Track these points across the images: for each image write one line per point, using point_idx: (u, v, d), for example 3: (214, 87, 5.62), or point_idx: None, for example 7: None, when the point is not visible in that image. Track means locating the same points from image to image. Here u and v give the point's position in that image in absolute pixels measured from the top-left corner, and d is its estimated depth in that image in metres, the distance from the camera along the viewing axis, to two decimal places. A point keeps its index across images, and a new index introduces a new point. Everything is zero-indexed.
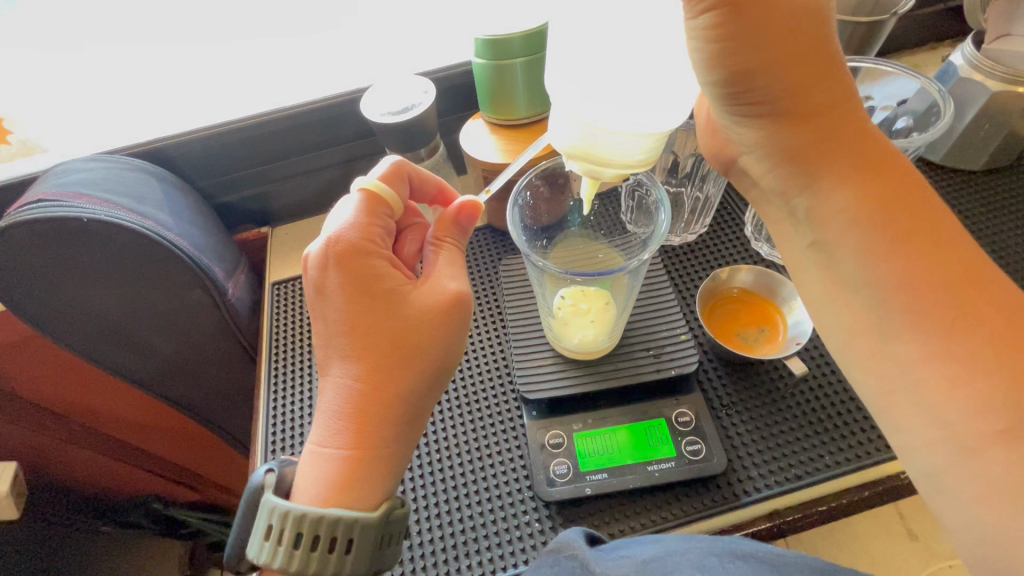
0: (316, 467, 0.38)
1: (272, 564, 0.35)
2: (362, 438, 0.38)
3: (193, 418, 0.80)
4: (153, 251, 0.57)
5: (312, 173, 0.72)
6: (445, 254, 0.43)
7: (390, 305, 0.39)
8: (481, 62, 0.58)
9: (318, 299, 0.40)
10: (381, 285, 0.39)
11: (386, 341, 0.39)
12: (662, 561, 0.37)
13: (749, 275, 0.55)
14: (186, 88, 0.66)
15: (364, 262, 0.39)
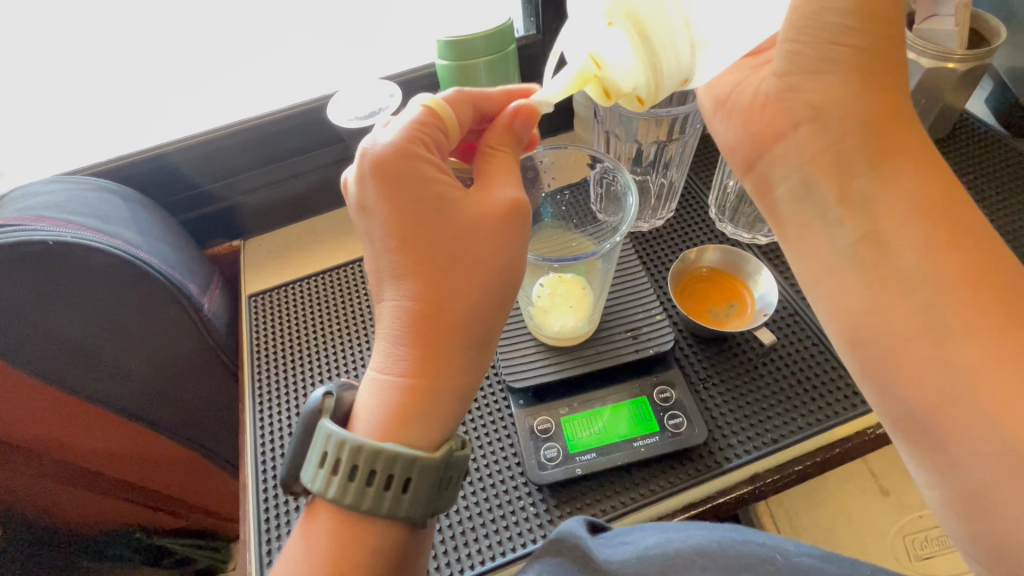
0: (379, 396, 0.37)
1: (327, 493, 0.35)
2: (423, 370, 0.37)
3: (175, 440, 0.78)
4: (125, 270, 0.57)
5: (281, 183, 0.71)
6: (499, 161, 0.41)
7: (441, 215, 0.38)
8: (443, 62, 0.59)
9: (363, 217, 0.39)
10: (428, 196, 0.38)
11: (439, 260, 0.37)
12: (663, 546, 0.39)
13: (715, 255, 0.57)
14: (143, 103, 0.65)
15: (412, 169, 0.37)
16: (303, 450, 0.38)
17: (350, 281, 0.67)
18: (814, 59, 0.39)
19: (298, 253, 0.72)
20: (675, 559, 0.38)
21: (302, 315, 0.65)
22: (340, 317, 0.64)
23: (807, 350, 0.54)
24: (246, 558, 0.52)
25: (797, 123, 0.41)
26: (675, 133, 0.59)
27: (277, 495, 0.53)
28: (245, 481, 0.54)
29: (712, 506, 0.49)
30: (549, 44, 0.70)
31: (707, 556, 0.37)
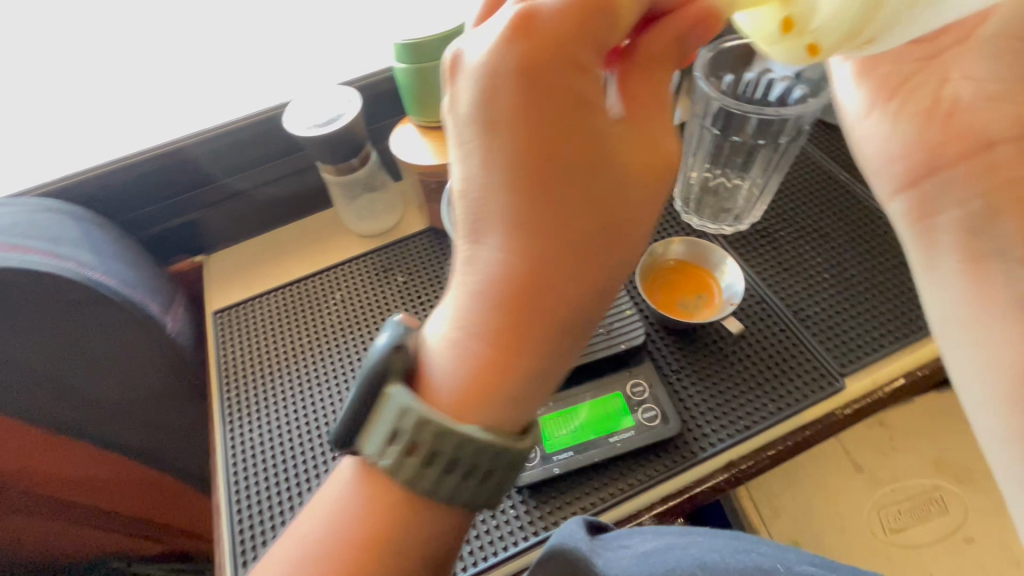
0: (455, 355, 0.32)
1: (381, 463, 0.32)
2: (513, 347, 0.32)
3: (146, 463, 0.76)
4: (79, 293, 0.54)
5: (242, 194, 0.69)
6: (648, 84, 0.33)
7: (583, 145, 0.31)
8: (402, 66, 0.59)
9: (473, 123, 0.31)
10: (575, 112, 0.30)
11: (548, 220, 0.31)
12: (663, 554, 0.41)
13: (681, 246, 0.58)
14: (92, 117, 0.62)
15: (581, 77, 0.30)
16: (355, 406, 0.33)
17: (319, 292, 0.66)
18: None
19: (264, 265, 0.70)
20: (677, 565, 0.40)
21: (271, 329, 0.64)
22: (310, 329, 0.63)
23: (775, 336, 0.55)
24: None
25: (997, 143, 0.41)
26: None
27: (253, 512, 0.52)
28: (218, 503, 0.53)
29: (688, 495, 0.50)
30: None
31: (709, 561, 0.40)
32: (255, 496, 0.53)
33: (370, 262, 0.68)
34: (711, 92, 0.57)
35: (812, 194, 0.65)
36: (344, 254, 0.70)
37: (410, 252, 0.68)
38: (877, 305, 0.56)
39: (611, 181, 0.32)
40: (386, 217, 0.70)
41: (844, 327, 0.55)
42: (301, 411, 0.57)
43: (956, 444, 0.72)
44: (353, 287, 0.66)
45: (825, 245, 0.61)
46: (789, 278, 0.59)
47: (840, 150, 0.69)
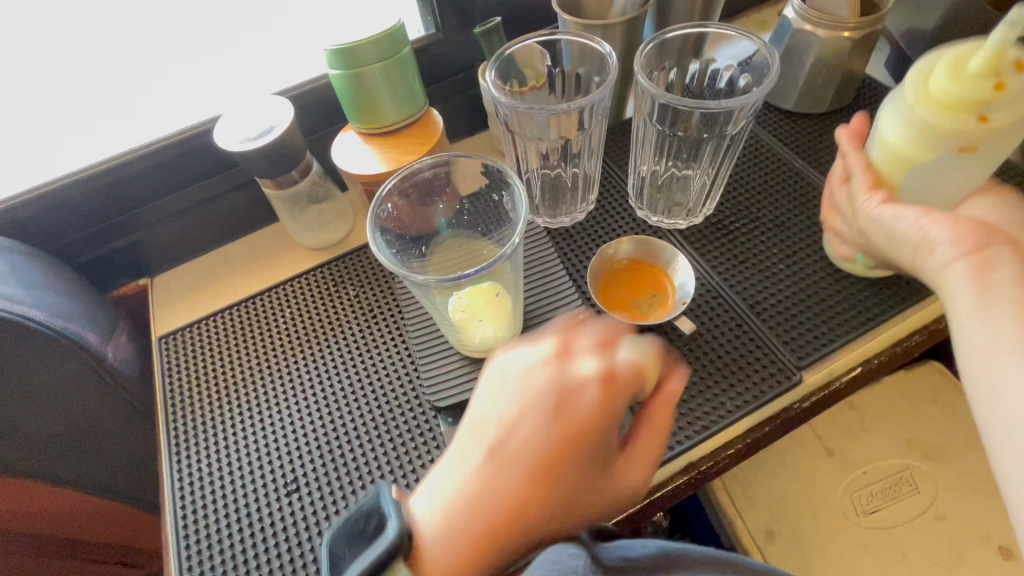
0: (461, 497, 0.39)
1: None
2: (496, 542, 0.38)
3: (106, 494, 0.74)
4: (6, 330, 0.52)
5: (184, 213, 0.66)
6: (645, 439, 0.43)
7: (601, 470, 0.41)
8: (335, 72, 0.56)
9: (501, 446, 0.41)
10: (574, 434, 0.40)
11: (553, 479, 0.39)
12: None
13: (629, 245, 0.58)
14: (19, 144, 0.60)
15: (570, 416, 0.40)
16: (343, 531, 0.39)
17: (269, 310, 0.64)
18: None
19: (211, 285, 0.68)
20: None
21: (219, 352, 0.61)
22: (259, 350, 0.61)
23: (731, 330, 0.54)
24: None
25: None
26: (583, 124, 0.58)
27: (200, 547, 0.49)
28: (166, 540, 0.51)
29: (649, 501, 0.49)
30: (451, 41, 0.67)
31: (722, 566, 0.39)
32: (203, 530, 0.50)
33: (320, 276, 0.66)
34: (650, 87, 0.52)
35: (767, 184, 0.64)
36: (294, 269, 0.68)
37: (362, 263, 0.66)
38: (833, 294, 0.56)
39: (597, 459, 0.41)
40: (335, 228, 0.67)
41: (801, 318, 0.54)
42: (250, 437, 0.55)
43: (926, 422, 0.72)
44: (303, 302, 0.64)
45: (781, 235, 0.60)
46: (744, 270, 0.58)
47: (793, 136, 0.68)
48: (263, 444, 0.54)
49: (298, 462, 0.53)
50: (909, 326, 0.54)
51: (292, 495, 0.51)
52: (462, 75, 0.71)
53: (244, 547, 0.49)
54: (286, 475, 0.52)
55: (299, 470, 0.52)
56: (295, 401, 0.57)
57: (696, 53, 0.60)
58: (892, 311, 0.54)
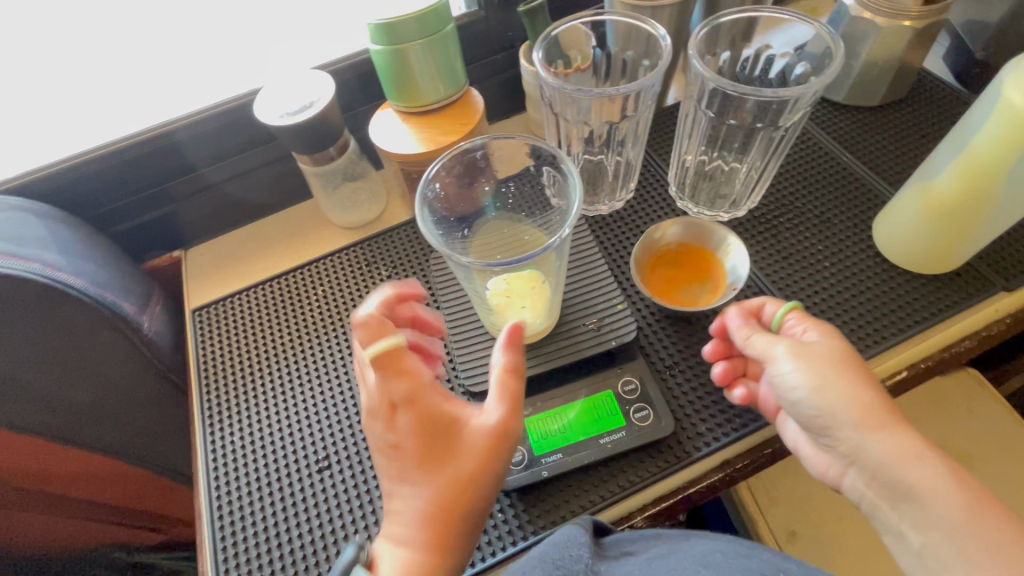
0: (406, 534, 0.41)
1: None
2: (444, 536, 0.41)
3: (131, 461, 0.75)
4: (46, 295, 0.52)
5: (216, 187, 0.66)
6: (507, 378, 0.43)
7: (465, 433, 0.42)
8: (377, 48, 0.55)
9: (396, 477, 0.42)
10: (444, 424, 0.42)
11: (459, 459, 0.41)
12: (663, 557, 0.41)
13: (678, 228, 0.56)
14: (59, 113, 0.60)
15: (442, 413, 0.42)
16: None
17: (301, 288, 0.64)
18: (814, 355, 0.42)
19: (243, 260, 0.68)
20: (677, 566, 0.40)
21: (251, 327, 0.61)
22: (291, 328, 0.61)
23: None
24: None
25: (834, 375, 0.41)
26: (628, 110, 0.56)
27: (234, 520, 0.50)
28: (199, 511, 0.52)
29: (683, 496, 0.48)
30: (492, 20, 0.66)
31: (710, 562, 0.40)
32: (237, 502, 0.51)
33: (353, 256, 0.65)
34: (704, 71, 0.51)
35: (814, 178, 0.62)
36: (325, 247, 0.68)
37: (395, 244, 0.66)
38: (881, 294, 0.54)
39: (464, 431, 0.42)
40: (368, 208, 0.67)
41: (848, 317, 0.53)
42: (283, 413, 0.55)
43: (960, 429, 0.70)
44: (336, 282, 0.64)
45: (828, 232, 0.58)
46: (788, 266, 0.56)
47: (843, 129, 0.66)
48: (296, 422, 0.55)
49: (331, 441, 0.53)
50: (957, 331, 0.53)
51: (323, 473, 0.51)
52: (500, 56, 0.70)
53: (276, 523, 0.49)
54: (320, 453, 0.52)
55: (333, 449, 0.53)
56: (328, 380, 0.57)
57: (748, 38, 0.58)
58: (939, 316, 0.52)
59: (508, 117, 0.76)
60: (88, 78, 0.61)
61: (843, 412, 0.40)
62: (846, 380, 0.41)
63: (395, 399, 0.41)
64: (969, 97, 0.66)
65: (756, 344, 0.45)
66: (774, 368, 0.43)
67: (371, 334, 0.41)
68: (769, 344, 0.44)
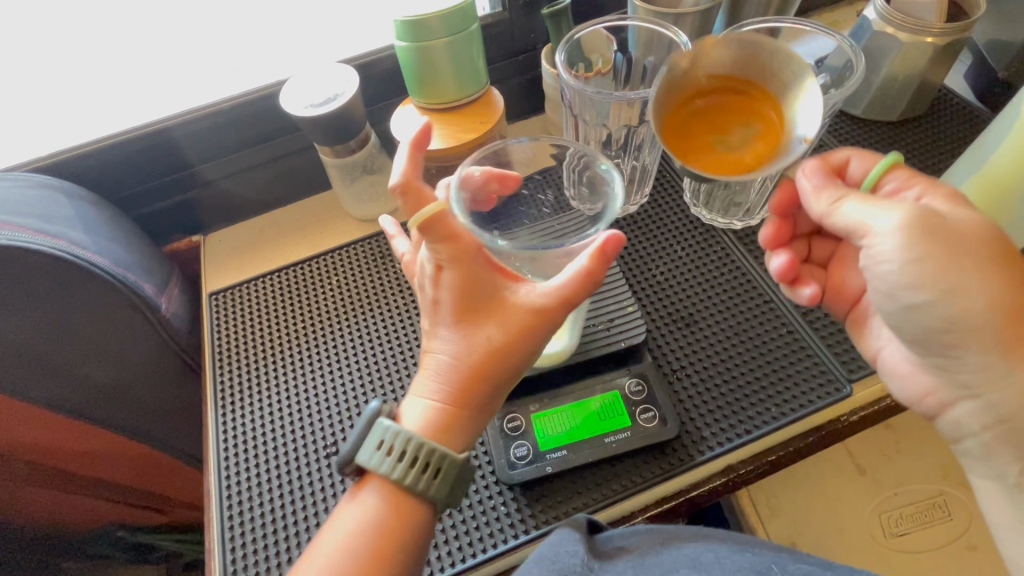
0: (433, 387, 0.43)
1: (379, 470, 0.41)
2: (468, 399, 0.42)
3: (139, 441, 0.76)
4: (72, 271, 0.54)
5: (237, 175, 0.67)
6: (576, 281, 0.41)
7: (506, 306, 0.42)
8: (402, 44, 0.56)
9: (433, 323, 0.43)
10: (492, 288, 0.42)
11: (495, 328, 0.41)
12: (658, 554, 0.44)
13: (722, 54, 0.46)
14: (92, 97, 0.62)
15: (490, 278, 0.42)
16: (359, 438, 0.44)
17: (316, 277, 0.65)
18: (942, 244, 0.37)
19: (260, 247, 0.69)
20: (674, 566, 0.42)
21: (266, 312, 0.63)
22: (305, 314, 0.62)
23: (781, 336, 0.53)
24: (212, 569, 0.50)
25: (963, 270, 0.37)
26: (647, 115, 0.57)
27: (241, 502, 0.51)
28: (208, 490, 0.53)
29: (684, 498, 0.49)
30: (515, 22, 0.67)
31: (705, 564, 0.42)
32: (245, 486, 0.52)
33: (367, 247, 0.66)
34: None
35: None
36: (341, 238, 0.69)
37: None
38: None
39: (505, 298, 0.42)
40: (385, 201, 0.68)
41: None
42: (293, 400, 0.56)
43: None
44: (351, 272, 0.65)
45: None
46: None
47: (860, 143, 0.66)
48: (307, 406, 0.56)
49: (339, 428, 0.54)
50: None
51: (331, 457, 0.52)
52: (522, 57, 0.71)
53: (283, 503, 0.51)
54: (328, 440, 0.53)
55: (340, 437, 0.53)
56: (338, 368, 0.58)
57: None
58: None
59: (526, 118, 0.77)
60: (119, 63, 0.63)
61: (973, 324, 0.37)
62: (973, 273, 0.37)
63: (440, 258, 0.41)
64: (990, 115, 0.66)
65: (848, 214, 0.41)
66: (871, 244, 0.39)
67: (415, 203, 0.41)
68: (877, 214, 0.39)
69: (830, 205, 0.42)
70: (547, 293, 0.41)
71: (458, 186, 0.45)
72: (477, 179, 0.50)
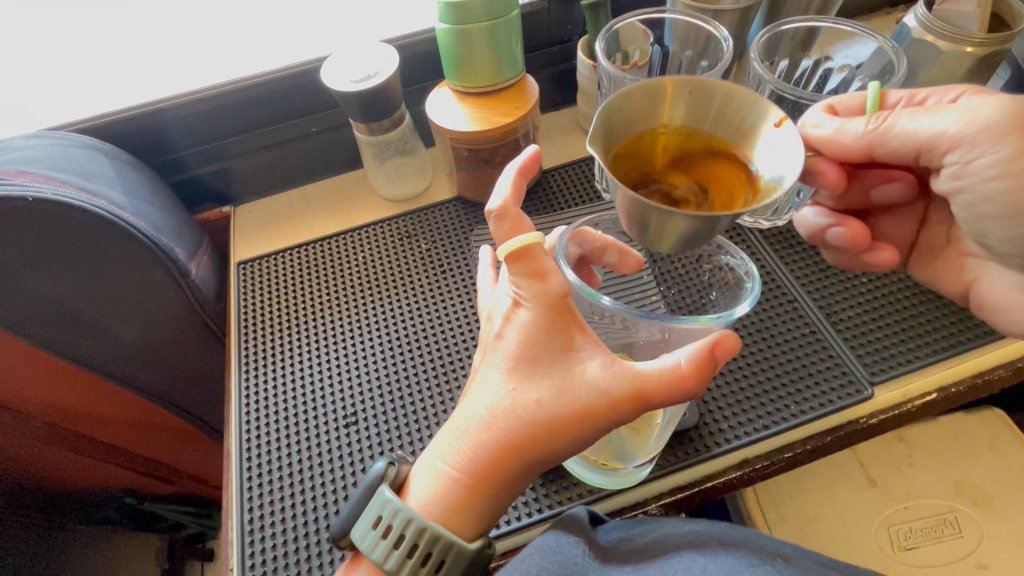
0: (458, 454, 0.41)
1: (371, 555, 0.40)
2: (487, 476, 0.40)
3: (159, 406, 0.78)
4: (110, 229, 0.55)
5: (272, 148, 0.69)
6: (660, 374, 0.37)
7: (569, 384, 0.38)
8: (444, 27, 0.57)
9: (480, 380, 0.42)
10: (563, 348, 0.39)
11: (549, 399, 0.38)
12: (662, 543, 0.41)
13: (638, 99, 0.38)
14: (139, 64, 0.64)
15: (566, 335, 0.39)
16: (360, 507, 0.44)
17: (338, 261, 0.66)
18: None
19: (289, 220, 0.70)
20: (674, 558, 0.39)
21: (293, 284, 0.64)
22: (331, 290, 0.63)
23: (804, 337, 0.54)
24: (224, 555, 0.50)
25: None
26: None
27: (261, 475, 0.52)
28: (228, 451, 0.54)
29: (699, 489, 0.49)
30: (553, 13, 0.68)
31: (709, 548, 0.39)
32: (259, 470, 0.52)
33: (391, 229, 0.68)
34: (763, 73, 0.54)
35: None
36: (367, 217, 0.70)
37: (435, 222, 0.68)
38: (910, 314, 0.55)
39: (570, 370, 0.39)
40: (413, 182, 0.69)
41: (878, 334, 0.53)
42: (309, 385, 0.56)
43: (982, 469, 0.67)
44: (376, 252, 0.66)
45: None
46: (825, 281, 0.57)
47: None
48: (329, 381, 0.57)
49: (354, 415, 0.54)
50: (992, 356, 0.52)
51: (350, 429, 0.54)
52: (557, 48, 0.71)
53: (300, 471, 0.52)
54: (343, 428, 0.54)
55: (358, 421, 0.54)
56: (354, 359, 0.58)
57: (808, 50, 0.60)
58: (958, 349, 0.52)
59: (556, 110, 0.77)
60: (168, 32, 0.65)
61: None
62: None
63: (522, 295, 0.40)
64: None
65: (911, 127, 0.42)
66: (972, 148, 0.40)
67: (508, 230, 0.40)
68: (977, 114, 0.39)
69: (883, 125, 0.42)
70: (618, 382, 0.37)
71: (565, 236, 0.44)
72: (596, 242, 0.47)
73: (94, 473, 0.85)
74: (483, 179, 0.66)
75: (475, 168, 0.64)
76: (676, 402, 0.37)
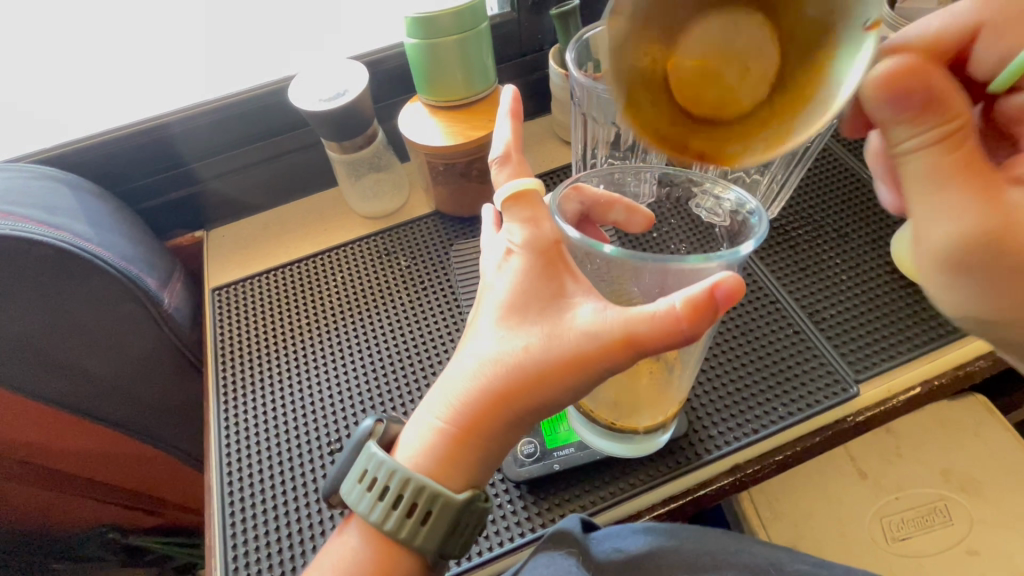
0: (449, 408, 0.39)
1: (357, 506, 0.39)
2: (479, 428, 0.38)
3: (134, 439, 0.75)
4: (75, 263, 0.53)
5: (243, 170, 0.68)
6: (655, 317, 0.33)
7: (559, 323, 0.36)
8: (413, 41, 0.56)
9: (473, 331, 0.41)
10: (554, 295, 0.37)
11: (538, 345, 0.37)
12: (657, 558, 0.43)
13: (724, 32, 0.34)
14: (102, 92, 0.63)
15: (556, 281, 0.38)
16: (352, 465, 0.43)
17: (325, 266, 0.65)
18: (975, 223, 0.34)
19: (264, 242, 0.69)
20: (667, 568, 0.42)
21: (274, 301, 0.63)
22: (313, 304, 0.62)
23: (787, 334, 0.54)
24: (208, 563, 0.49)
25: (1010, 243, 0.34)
26: None
27: (244, 495, 0.50)
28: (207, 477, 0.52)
29: (693, 498, 0.48)
30: (523, 23, 0.68)
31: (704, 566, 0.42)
32: (246, 464, 0.52)
33: (371, 244, 0.67)
34: None
35: (826, 195, 0.64)
36: (346, 234, 0.69)
37: (416, 236, 0.67)
38: (887, 305, 0.55)
39: (556, 308, 0.37)
40: (390, 199, 0.68)
41: (859, 328, 0.54)
42: (298, 390, 0.56)
43: (973, 457, 0.67)
44: (357, 264, 0.65)
45: (846, 245, 0.60)
46: (807, 278, 0.58)
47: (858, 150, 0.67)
48: (314, 387, 0.56)
49: (344, 420, 0.54)
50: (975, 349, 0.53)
51: (334, 451, 0.52)
52: (529, 58, 0.71)
53: (283, 479, 0.51)
54: (330, 430, 0.53)
55: (345, 427, 0.53)
56: (340, 367, 0.57)
57: None
58: (941, 342, 0.53)
59: (533, 119, 0.77)
60: (128, 54, 0.63)
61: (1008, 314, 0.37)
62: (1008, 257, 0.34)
63: (515, 242, 0.40)
64: None
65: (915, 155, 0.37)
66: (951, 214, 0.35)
67: (507, 174, 0.41)
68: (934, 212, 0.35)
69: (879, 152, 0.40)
70: (610, 322, 0.35)
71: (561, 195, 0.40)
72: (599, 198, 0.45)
73: (76, 510, 0.82)
74: (461, 192, 0.65)
75: (452, 182, 0.64)
76: (671, 348, 0.34)
